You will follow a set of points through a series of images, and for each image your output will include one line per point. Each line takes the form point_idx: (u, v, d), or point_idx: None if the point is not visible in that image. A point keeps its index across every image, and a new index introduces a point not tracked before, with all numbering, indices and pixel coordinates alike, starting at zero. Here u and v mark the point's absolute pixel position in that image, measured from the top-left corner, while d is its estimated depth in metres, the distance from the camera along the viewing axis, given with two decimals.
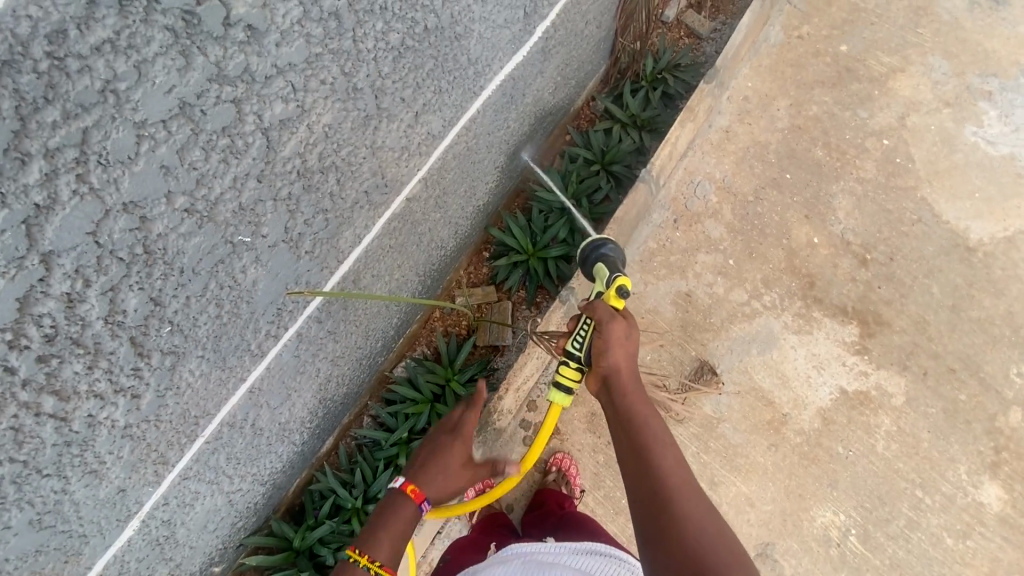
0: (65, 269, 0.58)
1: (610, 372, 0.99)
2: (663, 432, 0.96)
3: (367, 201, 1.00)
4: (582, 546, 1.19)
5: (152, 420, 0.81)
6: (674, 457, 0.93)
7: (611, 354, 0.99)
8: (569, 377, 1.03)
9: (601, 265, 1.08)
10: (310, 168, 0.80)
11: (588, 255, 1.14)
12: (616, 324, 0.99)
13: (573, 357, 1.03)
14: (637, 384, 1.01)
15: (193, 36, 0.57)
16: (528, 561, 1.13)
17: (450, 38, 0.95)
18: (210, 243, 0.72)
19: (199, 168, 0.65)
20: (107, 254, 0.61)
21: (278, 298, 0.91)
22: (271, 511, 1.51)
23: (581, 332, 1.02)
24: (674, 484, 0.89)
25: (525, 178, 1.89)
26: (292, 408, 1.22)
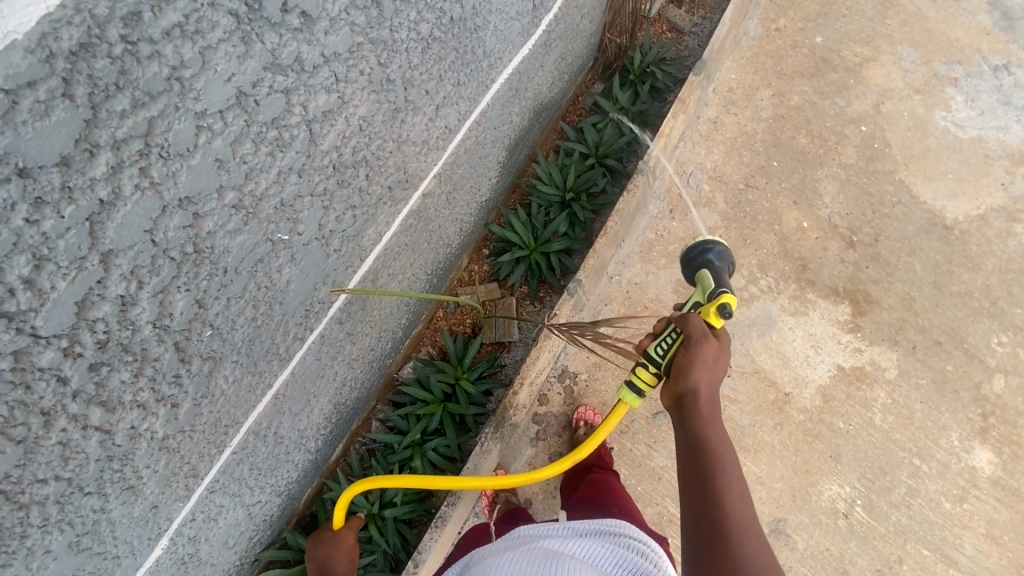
0: (121, 271, 0.56)
1: (686, 394, 1.02)
2: (733, 467, 0.97)
3: (390, 197, 0.98)
4: (586, 529, 1.17)
5: (188, 430, 0.77)
6: (740, 491, 0.94)
7: (693, 374, 1.01)
8: (643, 378, 1.10)
9: (707, 270, 1.10)
10: (344, 162, 0.78)
11: (693, 256, 1.14)
12: (705, 347, 1.00)
13: (654, 361, 1.08)
14: (713, 412, 1.02)
15: (254, 22, 0.55)
16: (533, 547, 1.11)
17: (471, 29, 0.95)
18: (253, 242, 0.69)
19: (249, 161, 0.63)
20: (160, 253, 0.59)
21: (308, 298, 0.89)
22: (284, 524, 1.46)
23: (666, 340, 1.06)
24: (734, 516, 0.91)
25: (521, 173, 1.90)
26: (310, 414, 1.19)
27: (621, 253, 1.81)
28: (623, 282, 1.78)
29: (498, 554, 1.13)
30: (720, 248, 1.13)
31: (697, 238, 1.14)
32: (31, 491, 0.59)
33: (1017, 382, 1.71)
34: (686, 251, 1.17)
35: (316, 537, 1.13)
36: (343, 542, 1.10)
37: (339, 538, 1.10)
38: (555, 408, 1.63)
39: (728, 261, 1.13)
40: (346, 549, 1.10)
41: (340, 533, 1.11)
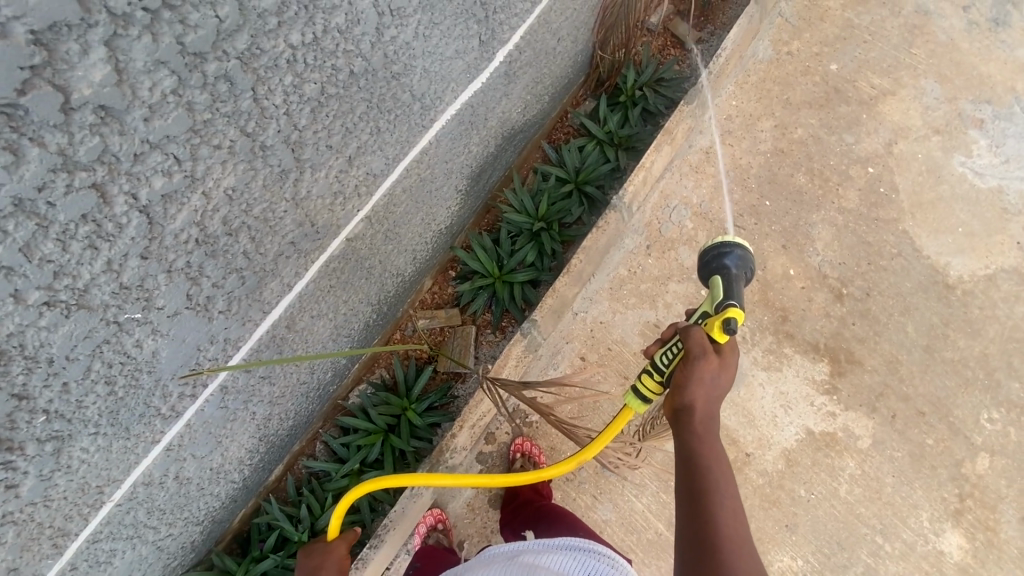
0: None
1: (683, 408, 0.96)
2: (728, 482, 0.91)
3: (294, 250, 0.92)
4: (562, 543, 1.11)
5: (40, 501, 0.76)
6: (733, 509, 0.89)
7: (691, 389, 0.94)
8: (648, 387, 1.02)
9: (719, 278, 1.02)
10: (212, 234, 0.75)
11: (709, 258, 1.06)
12: (707, 361, 0.94)
13: (659, 370, 1.01)
14: (710, 427, 0.96)
15: (22, 128, 0.52)
16: (512, 563, 1.07)
17: (386, 78, 0.87)
18: (85, 328, 0.67)
19: (55, 260, 0.60)
20: None
21: (189, 360, 0.85)
22: (211, 544, 1.47)
23: (669, 351, 1.00)
24: (726, 535, 0.86)
25: (494, 194, 1.81)
26: (225, 452, 1.16)
27: (590, 288, 1.72)
28: (588, 320, 1.71)
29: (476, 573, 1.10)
30: (739, 252, 1.04)
31: (715, 239, 1.06)
32: None
33: (1003, 464, 1.58)
34: (703, 252, 1.09)
35: (309, 547, 1.09)
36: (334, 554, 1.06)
37: (329, 550, 1.06)
38: (501, 447, 1.60)
39: (747, 267, 1.05)
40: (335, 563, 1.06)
41: (333, 544, 1.08)
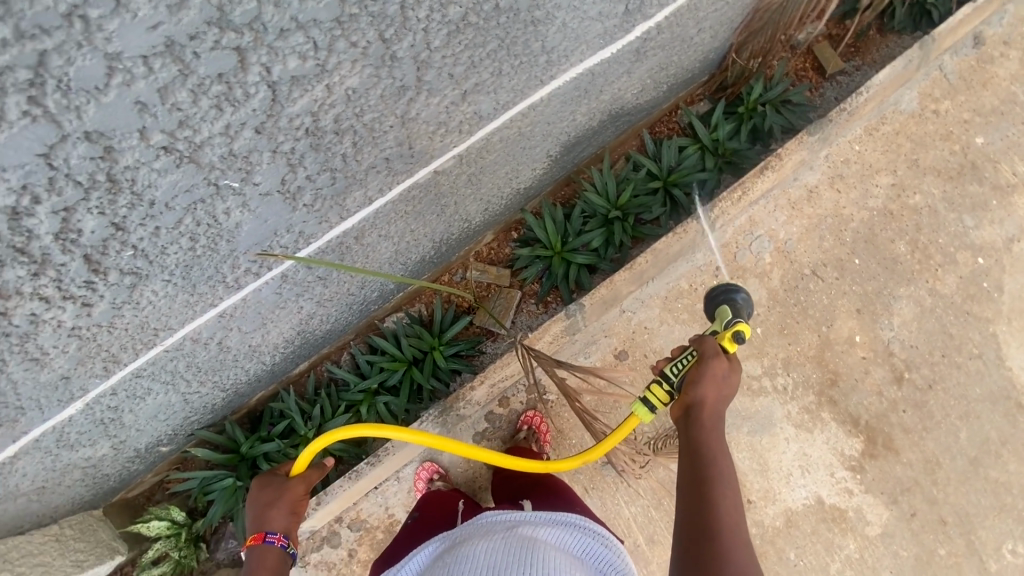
0: (9, 184, 0.52)
1: (695, 406, 0.98)
2: (730, 475, 0.96)
3: (386, 166, 0.93)
4: (556, 517, 1.15)
5: (104, 326, 0.80)
6: (733, 499, 0.93)
7: (703, 387, 0.97)
8: (657, 396, 1.00)
9: (727, 308, 1.05)
10: (322, 128, 0.73)
11: (716, 293, 1.09)
12: (718, 363, 0.98)
13: (669, 381, 1.01)
14: (716, 423, 1.00)
15: None
16: (510, 535, 1.09)
17: (527, 21, 0.84)
18: (189, 182, 0.65)
19: (184, 111, 0.57)
20: (61, 176, 0.55)
21: (263, 242, 0.88)
22: (228, 413, 1.57)
23: (681, 361, 1.01)
24: (726, 523, 0.90)
25: (579, 169, 1.78)
26: (266, 334, 1.21)
27: (645, 290, 1.68)
28: (633, 320, 1.68)
29: (471, 543, 1.10)
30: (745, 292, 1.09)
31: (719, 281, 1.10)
32: None
33: None
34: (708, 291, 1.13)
35: (269, 477, 1.14)
36: (289, 495, 1.11)
37: (287, 487, 1.11)
38: (511, 413, 1.63)
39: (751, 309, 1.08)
40: (287, 504, 1.11)
41: (291, 482, 1.12)
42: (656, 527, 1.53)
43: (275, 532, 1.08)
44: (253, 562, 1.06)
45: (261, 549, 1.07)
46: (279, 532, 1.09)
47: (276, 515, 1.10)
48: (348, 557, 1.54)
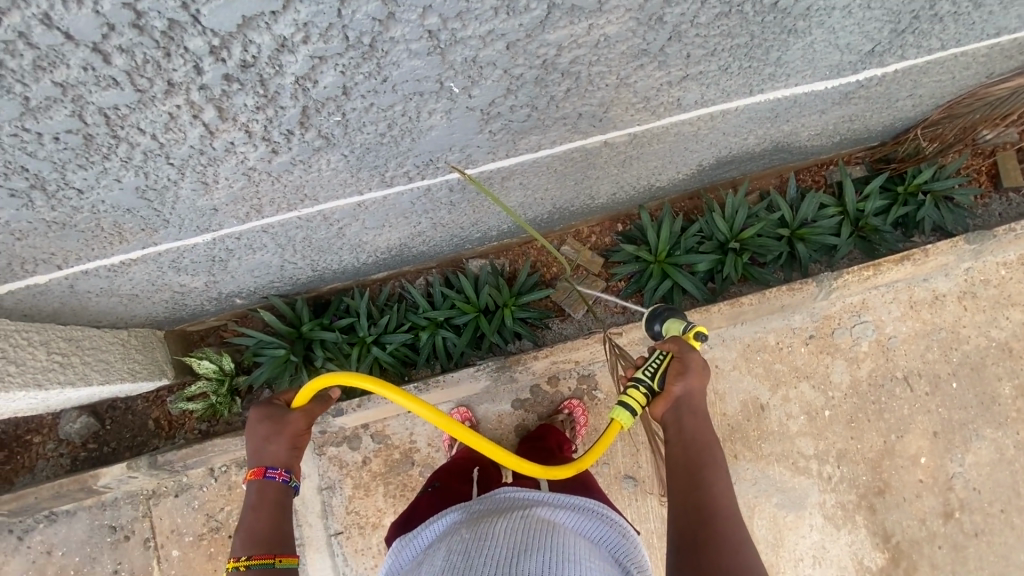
0: (296, 17, 0.51)
1: (681, 396, 1.04)
2: (719, 464, 1.02)
3: (573, 122, 0.90)
4: (579, 504, 1.12)
5: (273, 176, 0.81)
6: (725, 482, 1.01)
7: (688, 377, 1.03)
8: (636, 400, 1.01)
9: (675, 323, 1.10)
10: (556, 64, 0.70)
11: (658, 316, 1.14)
12: (695, 355, 1.04)
13: (644, 382, 1.02)
14: (701, 414, 1.07)
15: None
16: (527, 515, 1.05)
17: (784, 28, 0.79)
18: (425, 73, 0.64)
19: (470, 3, 0.55)
20: (339, 26, 0.54)
21: (435, 152, 0.88)
22: (302, 291, 1.62)
23: (654, 362, 1.03)
24: (722, 502, 0.97)
25: (710, 187, 1.71)
26: (377, 234, 1.23)
27: (730, 330, 1.63)
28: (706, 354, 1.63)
29: (488, 519, 1.06)
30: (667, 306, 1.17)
31: (646, 311, 1.17)
32: (128, 132, 0.61)
33: None
34: (647, 319, 1.17)
35: (264, 408, 1.13)
36: (285, 428, 1.11)
37: (286, 421, 1.11)
38: (555, 394, 1.65)
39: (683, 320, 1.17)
40: (286, 438, 1.11)
41: (291, 415, 1.12)
42: (651, 551, 1.54)
43: (275, 466, 1.11)
44: (254, 496, 1.09)
45: (260, 485, 1.09)
46: (280, 467, 1.11)
47: (274, 452, 1.11)
48: (361, 463, 1.59)
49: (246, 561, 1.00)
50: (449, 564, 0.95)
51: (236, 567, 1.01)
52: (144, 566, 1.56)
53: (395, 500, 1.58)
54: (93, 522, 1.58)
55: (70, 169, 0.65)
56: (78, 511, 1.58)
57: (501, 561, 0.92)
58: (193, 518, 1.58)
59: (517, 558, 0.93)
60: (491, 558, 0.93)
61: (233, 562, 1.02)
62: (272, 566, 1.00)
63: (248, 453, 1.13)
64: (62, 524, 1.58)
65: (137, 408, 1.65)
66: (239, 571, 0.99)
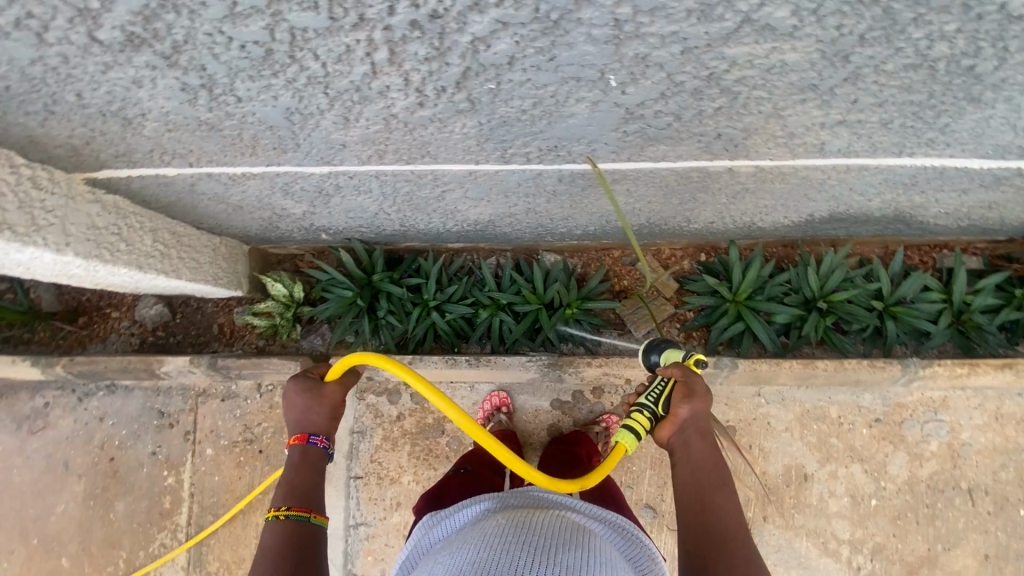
0: None
1: (689, 420, 1.02)
2: (726, 485, 1.02)
3: (708, 141, 0.88)
4: (608, 518, 1.12)
5: (407, 127, 0.83)
6: (730, 505, 1.00)
7: (691, 403, 1.00)
8: (640, 424, 1.00)
9: (672, 352, 1.07)
10: (719, 80, 0.68)
11: (652, 351, 1.11)
12: (697, 380, 1.01)
13: (648, 409, 1.00)
14: (704, 436, 1.04)
15: None
16: (563, 516, 1.06)
17: (966, 95, 0.74)
18: (592, 61, 0.64)
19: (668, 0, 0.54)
20: None
21: (562, 140, 0.87)
22: (381, 242, 1.67)
23: (654, 389, 1.01)
24: (728, 525, 0.98)
25: (808, 241, 1.63)
26: (473, 205, 1.24)
27: (792, 390, 1.56)
28: (761, 409, 1.57)
29: (523, 512, 1.07)
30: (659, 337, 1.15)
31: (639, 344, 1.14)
32: (304, 55, 0.64)
33: None
34: (641, 353, 1.13)
35: (302, 379, 1.16)
36: (324, 400, 1.15)
37: (325, 390, 1.15)
38: (596, 405, 1.63)
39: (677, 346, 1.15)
40: (327, 409, 1.15)
41: (327, 387, 1.16)
42: None
43: (317, 433, 1.15)
44: (296, 460, 1.13)
45: (302, 450, 1.13)
46: (321, 433, 1.15)
47: (314, 419, 1.14)
48: (396, 418, 1.63)
49: (286, 510, 1.06)
50: (485, 544, 0.97)
51: (276, 516, 1.06)
52: (179, 456, 1.67)
53: (418, 462, 1.61)
54: (145, 403, 1.69)
55: (240, 77, 0.69)
56: (135, 389, 1.70)
57: (538, 551, 0.94)
58: (232, 425, 1.66)
59: (554, 550, 0.94)
60: (528, 545, 0.95)
61: (273, 512, 1.07)
62: (309, 520, 1.06)
63: (288, 421, 1.16)
64: (119, 397, 1.70)
65: (206, 310, 1.75)
66: (278, 520, 1.05)
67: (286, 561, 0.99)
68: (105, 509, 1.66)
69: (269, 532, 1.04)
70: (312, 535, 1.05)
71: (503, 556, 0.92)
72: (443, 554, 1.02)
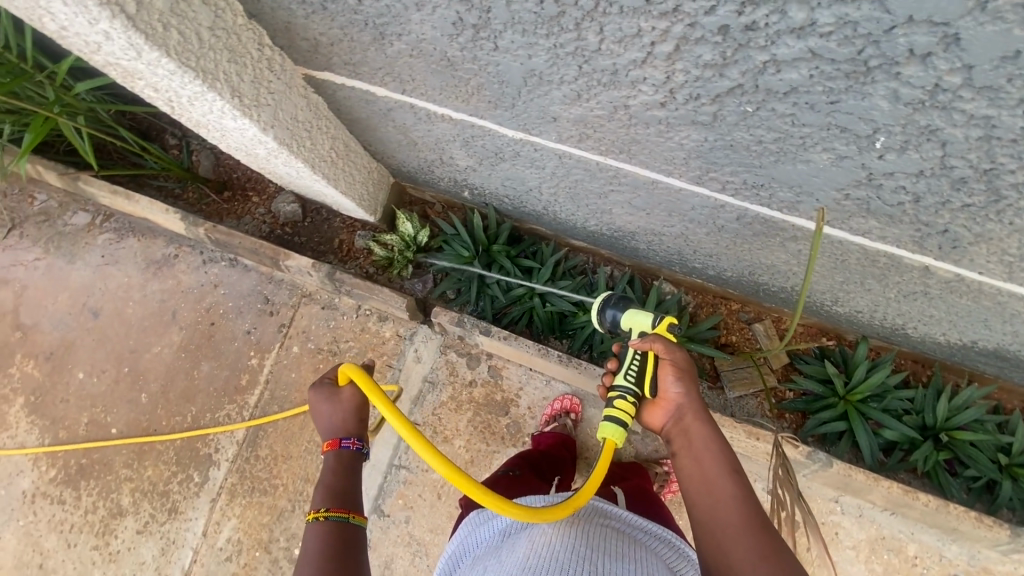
0: (844, 13, 0.50)
1: (683, 402, 0.98)
2: (735, 471, 0.91)
3: (927, 233, 0.82)
4: (654, 531, 1.08)
5: (630, 121, 0.83)
6: (738, 492, 0.89)
7: (668, 381, 0.98)
8: (624, 411, 0.96)
9: (632, 317, 1.06)
10: (996, 177, 0.64)
11: (610, 316, 1.11)
12: (674, 354, 0.99)
13: (628, 390, 0.97)
14: (698, 421, 0.97)
15: None
16: (607, 525, 1.03)
17: None
18: (872, 118, 0.61)
19: (1007, 83, 0.51)
20: (866, 40, 0.52)
21: (775, 183, 0.84)
22: (513, 218, 1.71)
23: (630, 369, 0.98)
24: (732, 512, 0.86)
25: (944, 367, 1.51)
26: (629, 212, 1.24)
27: (873, 509, 1.46)
28: (832, 514, 1.48)
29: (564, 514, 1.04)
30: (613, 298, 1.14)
31: (596, 306, 1.15)
32: (589, 27, 0.66)
33: None
34: (600, 316, 1.14)
35: (320, 387, 1.13)
36: (345, 404, 1.10)
37: (343, 393, 1.11)
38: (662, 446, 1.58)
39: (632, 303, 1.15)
40: (351, 411, 1.10)
41: (344, 390, 1.11)
42: None
43: (350, 436, 1.09)
44: (330, 465, 1.07)
45: (336, 454, 1.07)
46: (353, 437, 1.09)
47: (341, 421, 1.10)
48: (468, 383, 1.67)
49: (325, 512, 0.99)
50: (533, 545, 0.95)
51: (314, 519, 0.99)
52: (269, 343, 1.78)
53: (474, 432, 1.64)
54: (256, 286, 1.82)
55: (514, 29, 0.72)
56: (253, 270, 1.83)
57: (585, 560, 0.91)
58: (322, 332, 1.76)
59: (602, 562, 0.92)
60: (576, 552, 0.92)
61: (310, 516, 1.00)
62: (348, 520, 0.99)
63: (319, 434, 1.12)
64: (236, 272, 1.85)
65: (333, 223, 1.86)
66: (317, 523, 0.98)
67: (330, 564, 0.91)
68: (191, 364, 1.81)
69: (308, 537, 0.97)
70: (351, 538, 0.97)
71: (550, 562, 0.90)
72: (489, 559, 1.00)
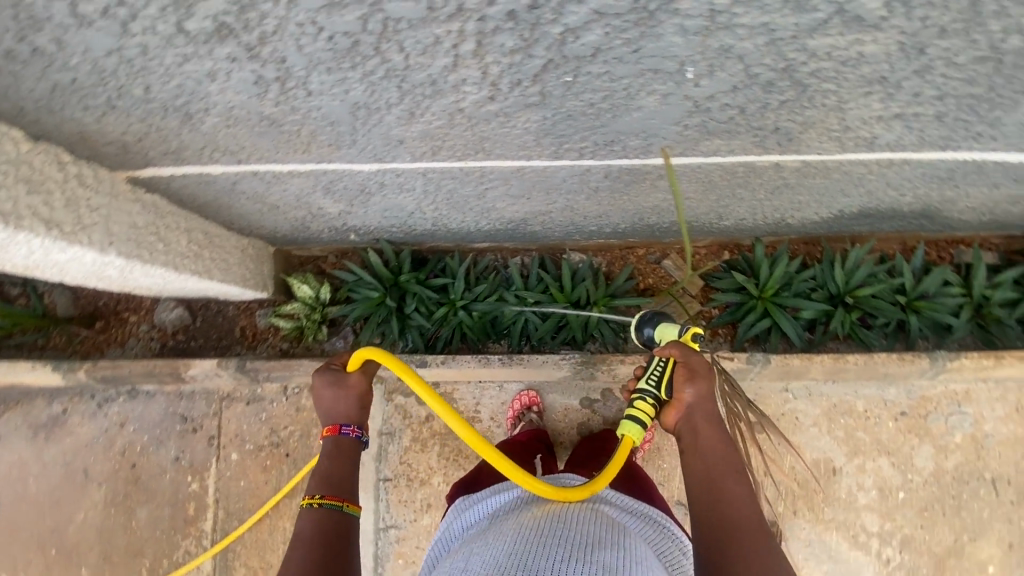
0: None
1: (696, 404, 0.99)
2: (740, 473, 0.95)
3: (765, 135, 0.89)
4: (640, 512, 1.10)
5: (470, 121, 0.83)
6: (743, 493, 0.93)
7: (688, 385, 0.98)
8: (644, 412, 1.01)
9: (669, 330, 1.06)
10: (795, 71, 0.69)
11: (645, 330, 1.10)
12: (697, 361, 0.99)
13: (649, 394, 1.01)
14: (711, 420, 0.99)
15: None
16: (598, 510, 1.02)
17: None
18: (675, 53, 0.65)
19: None
20: None
21: (623, 134, 0.87)
22: (409, 244, 1.67)
23: (654, 371, 1.01)
24: (737, 514, 0.90)
25: (830, 239, 1.66)
26: (510, 202, 1.24)
27: (819, 385, 1.58)
28: (788, 404, 1.59)
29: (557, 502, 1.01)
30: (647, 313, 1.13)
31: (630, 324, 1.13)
32: (389, 48, 0.64)
33: None
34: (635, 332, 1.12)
35: (326, 372, 1.13)
36: (352, 390, 1.12)
37: (348, 382, 1.12)
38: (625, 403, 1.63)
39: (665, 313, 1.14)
40: (355, 399, 1.13)
41: (351, 376, 1.12)
42: None
43: (350, 423, 1.12)
44: (330, 449, 1.10)
45: (336, 440, 1.10)
46: (353, 424, 1.12)
47: (346, 409, 1.12)
48: (425, 419, 1.63)
49: (319, 498, 1.02)
50: (520, 535, 0.93)
51: (309, 505, 1.02)
52: (204, 461, 1.64)
53: (448, 463, 1.60)
54: (167, 408, 1.66)
55: (318, 70, 0.69)
56: (157, 394, 1.67)
57: (574, 547, 0.89)
58: (257, 428, 1.64)
59: (590, 546, 0.90)
60: (564, 540, 0.90)
61: (307, 500, 1.03)
62: (342, 509, 1.01)
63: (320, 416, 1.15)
64: (140, 402, 1.67)
65: (228, 313, 1.73)
66: (312, 508, 1.00)
67: (321, 547, 0.95)
68: (126, 517, 1.62)
69: (303, 523, 1.00)
70: (346, 525, 1.00)
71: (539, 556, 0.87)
72: (479, 542, 0.99)
